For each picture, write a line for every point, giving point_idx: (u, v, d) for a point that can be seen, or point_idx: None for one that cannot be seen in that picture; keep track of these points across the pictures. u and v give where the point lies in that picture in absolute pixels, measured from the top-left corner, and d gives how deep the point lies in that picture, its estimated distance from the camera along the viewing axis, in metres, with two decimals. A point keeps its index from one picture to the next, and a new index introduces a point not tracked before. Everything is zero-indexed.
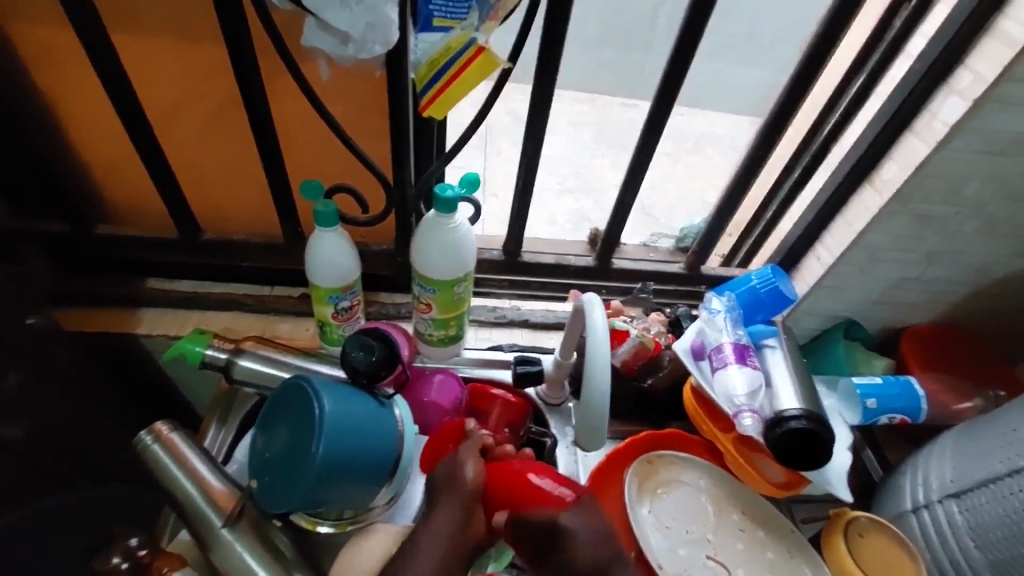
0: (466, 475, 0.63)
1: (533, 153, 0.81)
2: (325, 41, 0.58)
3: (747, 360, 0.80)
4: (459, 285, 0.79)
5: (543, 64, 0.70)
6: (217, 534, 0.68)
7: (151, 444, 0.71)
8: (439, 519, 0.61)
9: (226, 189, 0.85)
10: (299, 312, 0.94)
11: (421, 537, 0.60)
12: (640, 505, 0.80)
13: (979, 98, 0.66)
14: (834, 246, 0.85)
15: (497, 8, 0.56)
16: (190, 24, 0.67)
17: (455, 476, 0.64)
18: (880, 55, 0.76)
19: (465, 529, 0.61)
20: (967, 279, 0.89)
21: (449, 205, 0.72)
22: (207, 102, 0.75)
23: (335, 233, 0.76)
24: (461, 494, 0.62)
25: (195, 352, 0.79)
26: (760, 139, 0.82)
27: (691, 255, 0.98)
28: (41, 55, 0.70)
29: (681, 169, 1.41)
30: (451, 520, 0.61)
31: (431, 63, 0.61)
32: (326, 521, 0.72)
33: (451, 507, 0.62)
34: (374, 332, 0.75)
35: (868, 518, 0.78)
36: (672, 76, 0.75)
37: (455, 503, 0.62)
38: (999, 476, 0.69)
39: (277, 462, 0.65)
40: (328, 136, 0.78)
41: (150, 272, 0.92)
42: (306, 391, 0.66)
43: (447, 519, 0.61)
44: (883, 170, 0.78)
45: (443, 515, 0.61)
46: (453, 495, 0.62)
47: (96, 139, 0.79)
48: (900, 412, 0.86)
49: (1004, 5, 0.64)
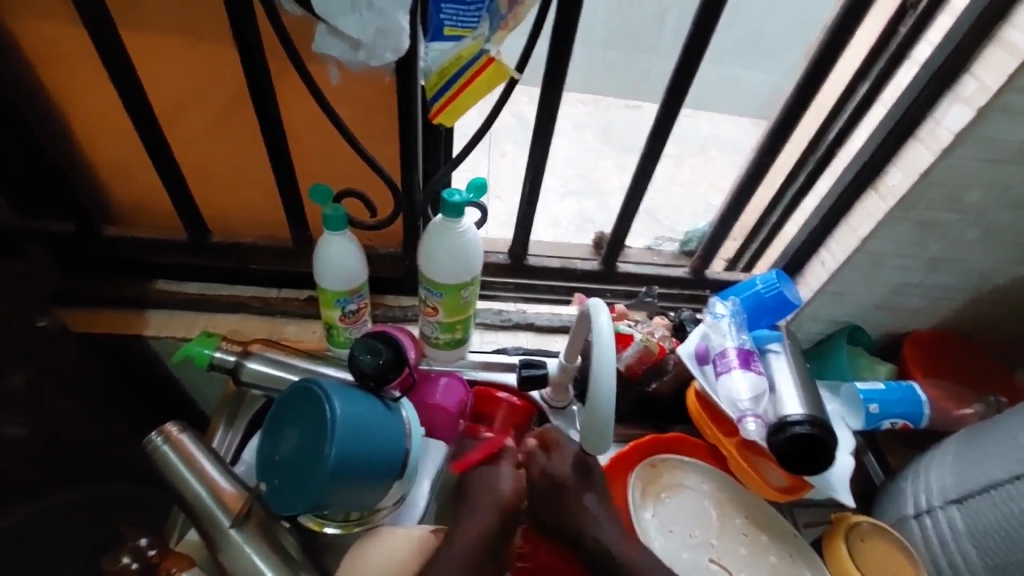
0: (502, 485, 0.69)
1: (540, 158, 0.82)
2: (335, 48, 0.59)
3: (751, 365, 0.80)
4: (466, 289, 0.80)
5: (552, 71, 0.71)
6: (226, 535, 0.69)
7: (161, 445, 0.72)
8: (476, 520, 0.65)
9: (235, 192, 0.86)
10: (306, 314, 0.95)
11: (456, 540, 0.64)
12: (643, 508, 0.80)
13: (983, 107, 0.67)
14: (838, 251, 0.86)
15: (509, 18, 0.57)
16: (202, 29, 0.68)
17: (494, 485, 0.69)
18: (885, 63, 0.77)
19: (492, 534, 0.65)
20: (970, 285, 0.90)
21: (457, 210, 0.73)
22: (218, 106, 0.76)
23: (343, 237, 0.77)
24: (498, 502, 0.67)
25: (203, 354, 0.80)
26: (765, 145, 0.83)
27: (696, 260, 0.99)
28: (54, 59, 0.71)
29: (685, 171, 1.40)
30: (487, 523, 0.65)
31: (442, 72, 0.60)
32: (333, 521, 0.73)
33: (483, 510, 0.66)
34: (381, 335, 0.76)
35: (870, 524, 0.79)
36: (679, 82, 0.76)
37: (494, 511, 0.67)
38: (1000, 483, 0.69)
39: (287, 465, 0.66)
40: (336, 140, 0.79)
41: (158, 273, 0.92)
42: (316, 395, 0.67)
43: (477, 520, 0.65)
44: (887, 177, 0.78)
45: (480, 517, 0.66)
46: (491, 502, 0.67)
47: (107, 141, 0.80)
48: (903, 417, 0.86)
49: (1009, 15, 0.65)
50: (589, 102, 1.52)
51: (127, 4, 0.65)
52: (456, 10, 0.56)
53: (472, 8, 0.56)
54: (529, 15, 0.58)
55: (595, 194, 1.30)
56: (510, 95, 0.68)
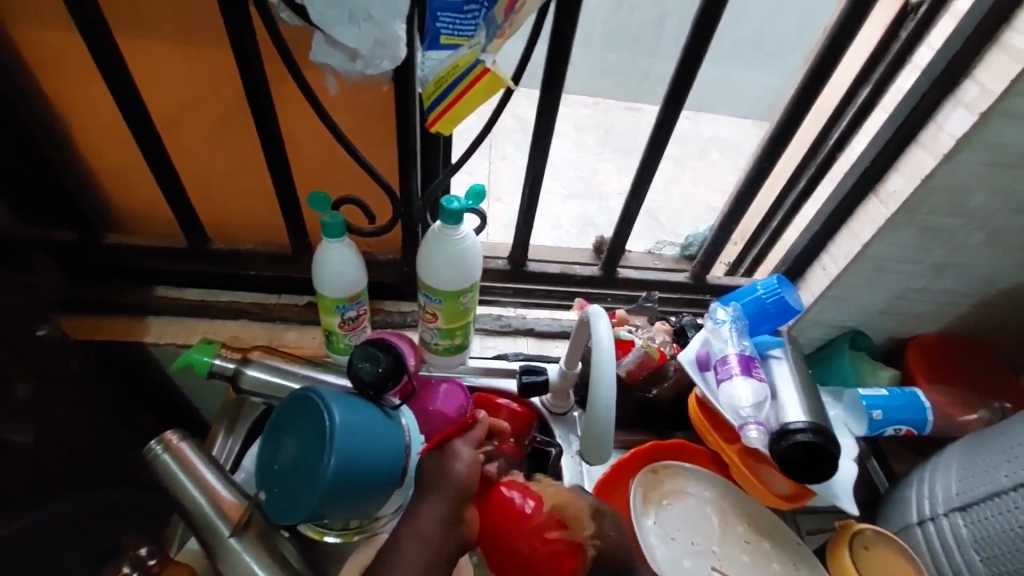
0: (454, 467, 0.56)
1: (539, 163, 0.81)
2: (333, 58, 0.59)
3: (752, 372, 0.79)
4: (465, 295, 0.80)
5: (549, 77, 0.71)
6: (225, 544, 0.69)
7: (161, 453, 0.72)
8: (425, 514, 0.55)
9: (233, 199, 0.86)
10: (306, 320, 0.94)
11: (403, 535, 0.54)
12: (645, 516, 0.80)
13: (986, 111, 0.66)
14: (839, 256, 0.85)
15: (505, 28, 0.56)
16: (198, 36, 0.67)
17: (446, 466, 0.56)
18: (886, 67, 0.77)
19: (451, 531, 0.54)
20: (974, 289, 0.89)
21: (455, 217, 0.73)
22: (216, 114, 0.76)
23: (342, 244, 0.76)
24: (451, 488, 0.55)
25: (203, 362, 0.80)
26: (765, 149, 0.82)
27: (697, 264, 0.98)
28: (53, 68, 0.71)
29: (686, 173, 1.39)
30: (437, 515, 0.54)
31: (439, 81, 0.60)
32: (332, 531, 0.74)
33: (435, 502, 0.55)
34: (380, 343, 0.75)
35: (873, 531, 0.78)
36: (679, 86, 0.75)
37: (444, 497, 0.55)
38: (1004, 490, 0.69)
39: (286, 474, 0.66)
40: (335, 148, 0.79)
41: (158, 280, 0.92)
42: (315, 404, 0.66)
43: (431, 516, 0.54)
44: (889, 182, 0.78)
45: (430, 511, 0.54)
46: (443, 488, 0.55)
47: (107, 150, 0.80)
48: (907, 424, 0.86)
49: (1011, 18, 0.64)
50: (589, 104, 1.51)
51: (125, 13, 0.65)
52: (451, 19, 0.56)
53: (468, 17, 0.56)
54: (526, 23, 0.56)
55: (595, 197, 1.30)
56: (508, 102, 0.68)
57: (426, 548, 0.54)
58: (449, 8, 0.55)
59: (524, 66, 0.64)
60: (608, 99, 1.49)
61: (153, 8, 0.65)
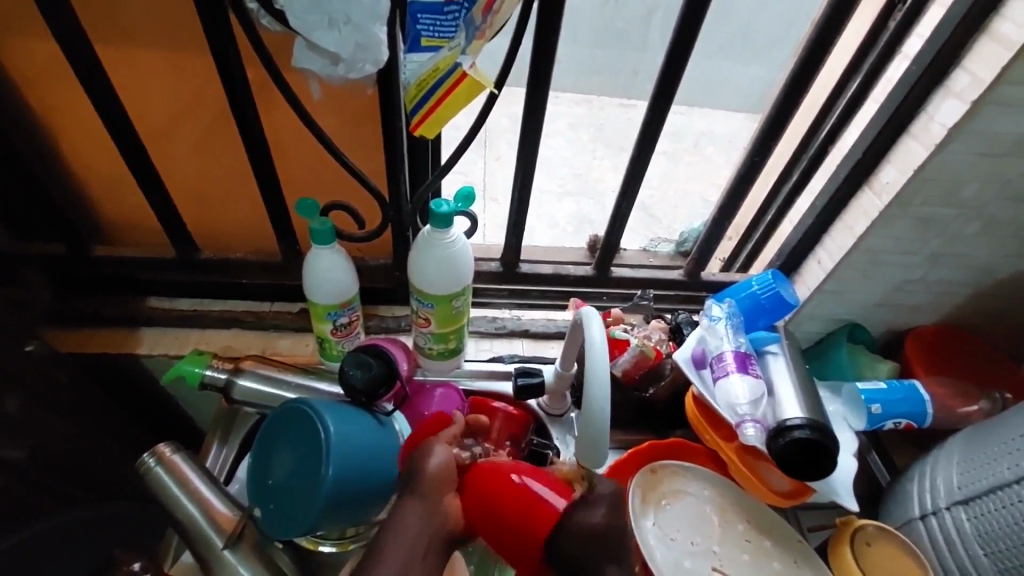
0: (428, 464, 0.57)
1: (528, 163, 0.81)
2: (313, 62, 0.58)
3: (749, 369, 0.79)
4: (457, 299, 0.79)
5: (535, 76, 0.70)
6: (218, 556, 0.68)
7: (154, 466, 0.71)
8: (401, 518, 0.54)
9: (222, 208, 0.86)
10: (299, 328, 0.94)
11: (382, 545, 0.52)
12: (644, 517, 0.79)
13: (977, 100, 0.65)
14: (834, 250, 0.85)
15: (484, 29, 0.55)
16: (179, 43, 0.67)
17: (419, 465, 0.57)
18: (876, 58, 0.76)
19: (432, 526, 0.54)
20: (971, 279, 0.88)
21: (444, 220, 0.72)
22: (202, 124, 0.75)
23: (331, 250, 0.76)
24: (424, 484, 0.56)
25: (194, 372, 0.79)
26: (756, 144, 0.82)
27: (691, 262, 0.97)
28: (35, 80, 0.70)
29: (680, 169, 1.39)
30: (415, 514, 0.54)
31: (420, 84, 0.60)
32: (328, 540, 0.74)
33: (412, 503, 0.55)
34: (372, 349, 0.75)
35: (875, 527, 0.77)
36: (667, 82, 0.74)
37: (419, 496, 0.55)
38: (1007, 484, 0.68)
39: (281, 489, 0.65)
40: (322, 153, 0.78)
41: (149, 290, 0.92)
42: (306, 415, 0.65)
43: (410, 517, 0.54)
44: (882, 173, 0.77)
45: (406, 512, 0.54)
46: (416, 486, 0.56)
47: (93, 162, 0.80)
48: (906, 417, 0.85)
49: (1000, 6, 0.63)
50: (582, 102, 1.50)
51: (105, 24, 0.65)
52: (432, 21, 0.56)
53: (449, 18, 0.56)
54: (506, 23, 0.55)
55: (590, 196, 1.29)
56: (494, 104, 0.67)
57: (411, 553, 0.52)
58: (429, 9, 0.55)
59: (509, 66, 0.64)
60: (601, 97, 1.47)
61: (134, 18, 0.64)
